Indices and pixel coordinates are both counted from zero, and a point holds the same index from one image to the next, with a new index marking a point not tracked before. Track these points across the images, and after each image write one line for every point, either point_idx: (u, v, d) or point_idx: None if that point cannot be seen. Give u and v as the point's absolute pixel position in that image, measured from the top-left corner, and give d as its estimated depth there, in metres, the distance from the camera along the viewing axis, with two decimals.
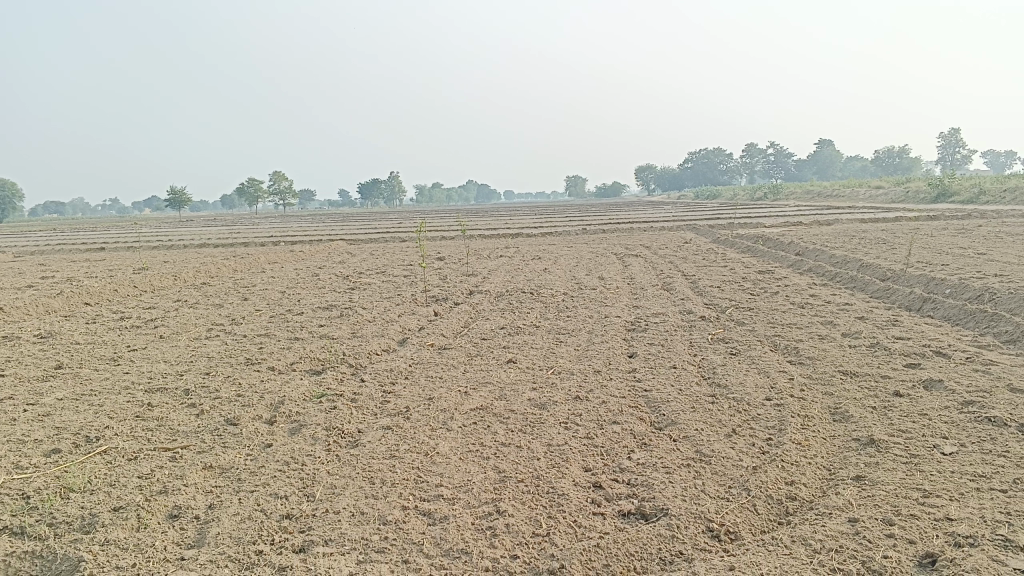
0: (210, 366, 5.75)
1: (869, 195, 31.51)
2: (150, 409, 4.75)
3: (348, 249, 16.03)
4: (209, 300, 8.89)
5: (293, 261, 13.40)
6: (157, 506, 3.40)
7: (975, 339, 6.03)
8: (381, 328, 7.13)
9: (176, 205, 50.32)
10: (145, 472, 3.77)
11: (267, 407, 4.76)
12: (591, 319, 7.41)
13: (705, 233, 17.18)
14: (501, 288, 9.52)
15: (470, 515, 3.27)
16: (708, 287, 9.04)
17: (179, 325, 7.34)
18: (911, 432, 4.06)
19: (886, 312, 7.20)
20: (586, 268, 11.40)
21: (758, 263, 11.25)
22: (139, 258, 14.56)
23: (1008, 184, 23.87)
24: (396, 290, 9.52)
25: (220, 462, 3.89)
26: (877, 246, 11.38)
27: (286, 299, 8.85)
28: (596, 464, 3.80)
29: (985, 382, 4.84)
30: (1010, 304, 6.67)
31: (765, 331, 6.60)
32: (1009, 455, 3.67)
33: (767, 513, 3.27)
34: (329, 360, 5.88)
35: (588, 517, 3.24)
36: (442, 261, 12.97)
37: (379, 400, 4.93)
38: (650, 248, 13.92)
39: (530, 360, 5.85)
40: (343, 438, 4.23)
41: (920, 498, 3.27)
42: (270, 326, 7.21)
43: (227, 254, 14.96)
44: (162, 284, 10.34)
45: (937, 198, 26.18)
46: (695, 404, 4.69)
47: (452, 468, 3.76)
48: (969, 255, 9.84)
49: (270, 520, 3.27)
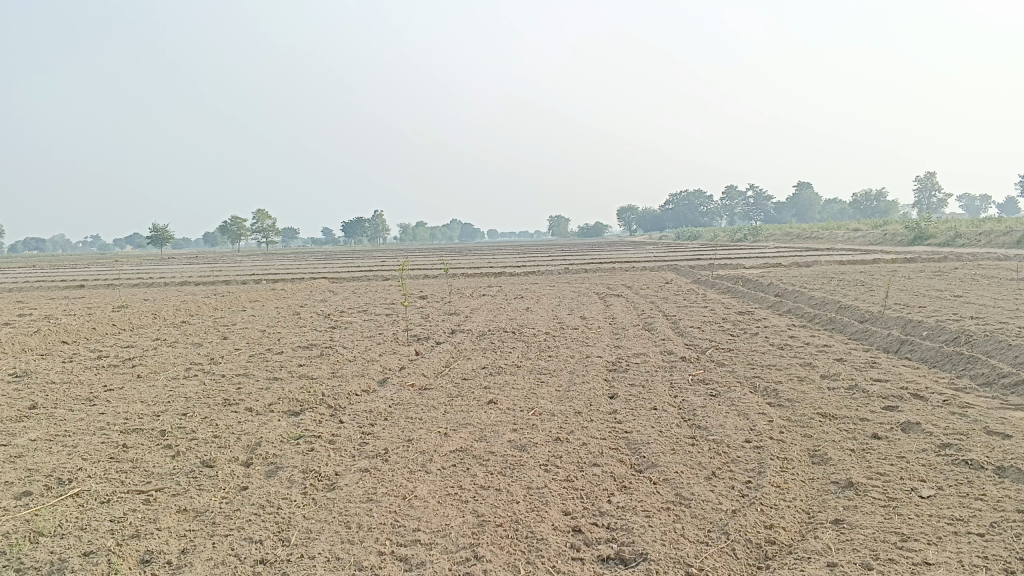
0: (188, 406, 5.69)
1: (848, 237, 31.93)
2: (125, 451, 4.68)
3: (330, 287, 16.01)
4: (188, 339, 8.82)
5: (274, 299, 13.35)
6: (129, 551, 3.34)
7: (952, 381, 6.09)
8: (362, 367, 7.10)
9: (157, 241, 50.06)
10: (117, 515, 3.71)
11: (243, 448, 4.71)
12: (572, 359, 7.42)
13: (686, 273, 17.29)
14: (483, 328, 9.52)
15: (447, 561, 3.23)
16: (689, 328, 9.09)
17: (157, 365, 7.28)
18: (889, 475, 4.07)
19: (864, 354, 7.27)
20: (568, 307, 11.45)
21: (738, 303, 11.35)
22: (117, 296, 14.46)
23: (983, 227, 24.30)
24: (378, 329, 9.50)
25: (195, 506, 3.83)
26: (856, 288, 11.51)
27: (266, 338, 8.80)
28: (576, 507, 3.78)
29: (962, 424, 4.87)
30: (987, 348, 6.75)
31: (744, 372, 6.63)
32: (986, 498, 3.68)
33: (746, 557, 3.26)
34: (308, 401, 5.83)
35: (567, 562, 3.21)
36: (424, 300, 12.98)
37: (358, 442, 4.89)
38: (632, 288, 13.98)
39: (511, 401, 5.84)
40: (320, 481, 4.19)
41: (898, 542, 3.27)
42: (249, 366, 7.16)
43: (207, 292, 14.86)
44: (141, 322, 10.25)
45: (914, 240, 26.57)
46: (674, 446, 4.68)
47: (430, 512, 3.73)
48: (946, 297, 9.97)
49: (243, 565, 3.22)
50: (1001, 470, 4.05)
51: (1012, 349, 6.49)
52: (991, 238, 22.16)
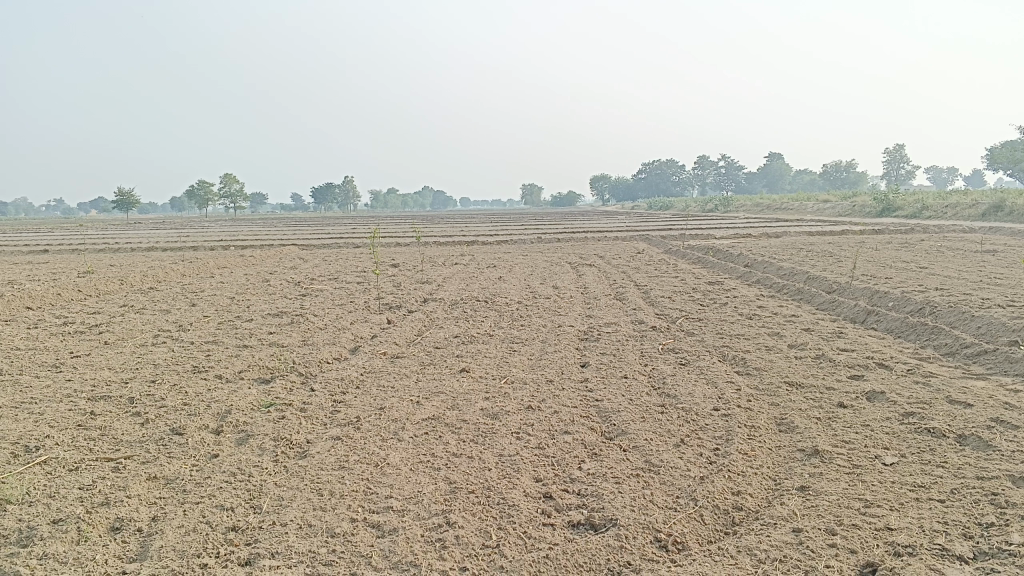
0: (157, 374, 5.63)
1: (818, 208, 32.21)
2: (93, 418, 4.63)
3: (300, 254, 15.86)
4: (156, 305, 8.71)
5: (243, 266, 13.20)
6: (99, 519, 3.32)
7: (916, 352, 6.21)
8: (333, 335, 7.07)
9: (123, 206, 49.21)
10: (86, 482, 3.68)
11: (213, 416, 4.69)
12: (545, 328, 7.45)
13: (657, 243, 17.36)
14: (455, 296, 9.50)
15: (419, 527, 3.25)
16: (660, 298, 9.15)
17: (124, 332, 7.18)
18: (853, 443, 4.15)
19: (831, 324, 7.37)
20: (540, 277, 11.46)
21: (709, 273, 11.44)
22: (83, 261, 14.22)
23: (949, 200, 24.63)
24: (349, 297, 9.45)
25: (165, 473, 3.82)
26: (824, 259, 11.64)
27: (235, 306, 8.71)
28: (547, 474, 3.81)
29: (925, 393, 4.98)
30: (950, 319, 6.87)
31: (713, 341, 6.70)
32: (947, 466, 3.78)
33: (714, 523, 3.31)
34: (278, 369, 5.80)
35: (538, 528, 3.25)
36: (396, 268, 12.92)
37: (330, 410, 4.89)
38: (604, 258, 14.02)
39: (483, 369, 5.85)
40: (291, 449, 4.18)
41: (862, 508, 3.35)
42: (218, 333, 7.10)
43: (175, 258, 14.67)
44: (107, 288, 10.10)
45: (883, 212, 26.88)
46: (645, 414, 4.73)
47: (402, 479, 3.74)
48: (912, 269, 10.12)
49: (215, 532, 3.22)
50: (962, 439, 4.14)
51: (974, 320, 6.63)
52: (957, 211, 22.49)
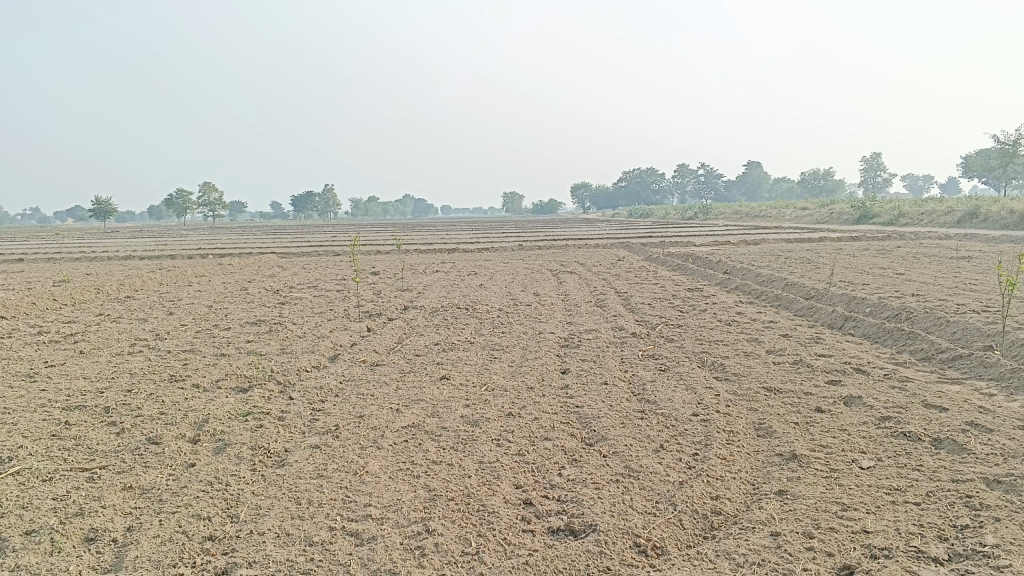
0: (133, 383, 5.57)
1: (796, 215, 32.47)
2: (67, 428, 4.58)
3: (279, 262, 15.78)
4: (133, 314, 8.63)
5: (221, 274, 13.11)
6: (73, 529, 3.27)
7: (892, 356, 6.27)
8: (312, 343, 7.04)
9: (100, 214, 48.73)
10: (60, 493, 3.63)
11: (190, 425, 4.64)
12: (525, 335, 7.45)
13: (637, 251, 17.43)
14: (435, 304, 9.48)
15: (399, 535, 3.24)
16: (640, 305, 9.18)
17: (100, 341, 7.11)
18: (831, 447, 4.18)
19: (809, 330, 7.43)
20: (521, 284, 11.47)
21: (688, 280, 11.51)
22: (59, 270, 14.06)
23: (925, 207, 24.93)
24: (329, 305, 9.41)
25: (141, 483, 3.77)
26: (802, 266, 11.73)
27: (213, 314, 8.65)
28: (527, 480, 3.81)
29: (902, 397, 5.03)
30: (926, 324, 6.95)
31: (693, 347, 6.73)
32: (923, 469, 3.81)
33: (693, 528, 3.32)
34: (256, 377, 5.76)
35: (517, 535, 3.25)
36: (376, 276, 12.88)
37: (309, 418, 4.86)
38: (584, 265, 14.05)
39: (463, 377, 5.84)
40: (269, 458, 4.15)
41: (839, 512, 3.37)
42: (196, 342, 7.04)
43: (152, 267, 14.54)
44: (83, 297, 9.99)
45: (860, 219, 27.15)
46: (624, 420, 4.74)
47: (381, 487, 3.72)
48: (889, 275, 10.23)
49: (191, 542, 3.18)
50: (937, 442, 4.19)
51: (950, 325, 6.70)
52: (933, 218, 22.76)
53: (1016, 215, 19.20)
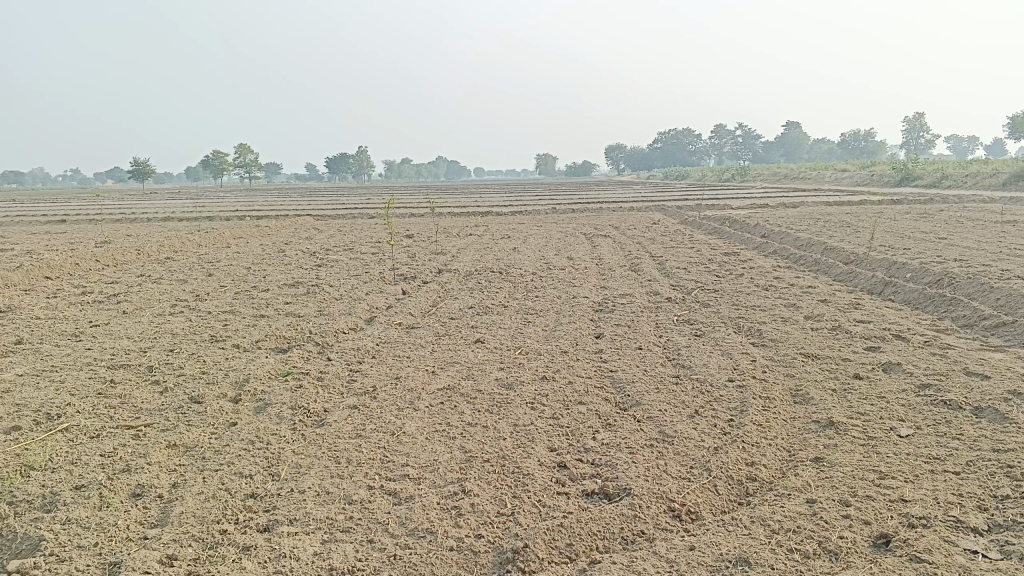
0: (175, 343, 5.68)
1: (835, 177, 31.90)
2: (113, 386, 4.69)
3: (315, 225, 15.87)
4: (173, 275, 8.76)
5: (258, 236, 13.24)
6: (120, 485, 3.37)
7: (933, 323, 6.17)
8: (349, 306, 7.10)
9: (139, 176, 49.30)
10: (107, 450, 3.74)
11: (231, 384, 4.73)
12: (560, 299, 7.45)
13: (673, 214, 17.26)
14: (470, 268, 9.49)
15: (436, 495, 3.28)
16: (675, 269, 9.11)
17: (142, 301, 7.24)
18: (869, 415, 4.15)
19: (848, 295, 7.33)
20: (555, 247, 11.43)
21: (724, 244, 11.40)
22: (100, 231, 14.25)
23: (970, 170, 24.31)
24: (364, 267, 9.46)
25: (185, 441, 3.86)
26: (842, 230, 11.54)
27: (251, 276, 8.75)
28: (561, 444, 3.84)
29: (942, 365, 4.96)
30: (969, 290, 6.83)
31: (729, 312, 6.69)
32: (963, 438, 3.77)
33: (727, 494, 3.33)
34: (295, 338, 5.84)
35: (552, 497, 3.28)
36: (410, 239, 12.91)
37: (346, 379, 4.93)
38: (619, 229, 13.97)
39: (498, 340, 5.87)
40: (309, 417, 4.22)
41: (876, 480, 3.35)
42: (235, 303, 7.14)
43: (190, 228, 14.68)
44: (125, 258, 10.15)
45: (902, 181, 26.57)
46: (659, 385, 4.74)
47: (418, 448, 3.77)
48: (931, 240, 10.03)
49: (234, 498, 3.26)
50: (978, 411, 4.13)
51: (994, 292, 6.58)
52: (977, 181, 22.22)
53: None
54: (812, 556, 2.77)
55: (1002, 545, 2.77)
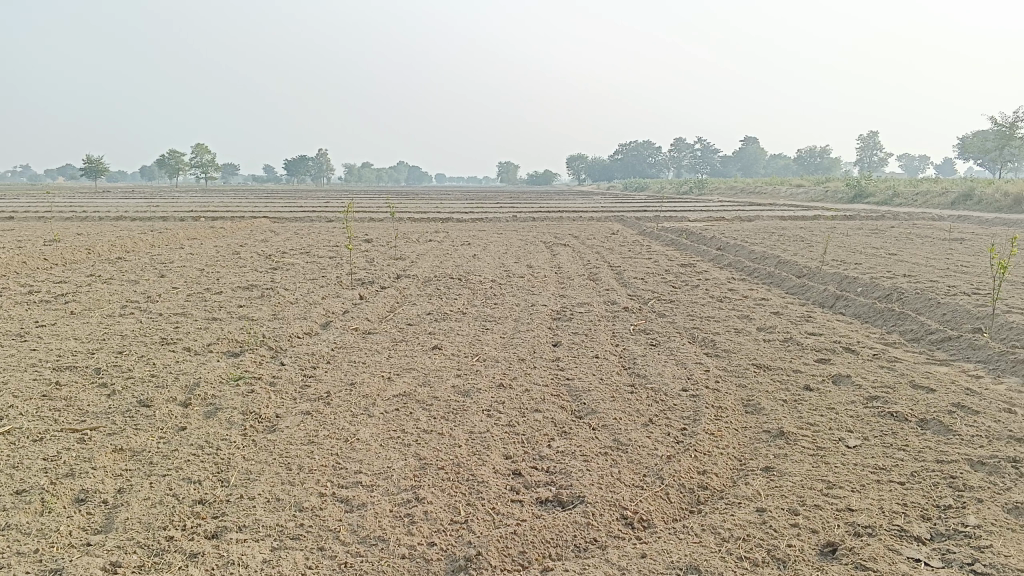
0: (124, 345, 5.57)
1: (791, 193, 32.43)
2: (58, 388, 4.58)
3: (272, 227, 15.68)
4: (124, 276, 8.57)
5: (214, 237, 13.05)
6: (63, 490, 3.28)
7: (882, 336, 6.31)
8: (304, 310, 7.03)
9: (92, 173, 48.31)
10: (50, 454, 3.64)
11: (181, 388, 4.65)
12: (518, 306, 7.46)
13: (632, 225, 17.39)
14: (428, 273, 9.46)
15: (388, 502, 3.26)
16: (633, 279, 9.19)
17: (91, 302, 7.08)
18: (818, 425, 4.22)
19: (800, 308, 7.46)
20: (515, 255, 11.45)
21: (681, 255, 11.52)
22: (50, 229, 13.94)
23: (920, 188, 24.92)
24: (321, 271, 9.38)
25: (132, 445, 3.78)
26: (796, 244, 11.74)
27: (205, 278, 8.61)
28: (516, 451, 3.84)
29: (890, 378, 5.06)
30: (917, 305, 7.00)
31: (684, 323, 6.76)
32: (908, 449, 3.85)
33: (679, 502, 3.36)
34: (248, 342, 5.76)
35: (506, 504, 3.27)
36: (369, 244, 12.83)
37: (300, 384, 4.87)
38: (578, 238, 14.05)
39: (455, 347, 5.85)
40: (260, 423, 4.16)
41: (824, 489, 3.41)
42: (188, 305, 7.02)
43: (144, 228, 14.42)
44: (74, 258, 9.91)
45: (855, 198, 27.12)
46: (614, 393, 4.77)
47: (372, 455, 3.74)
48: (881, 255, 10.25)
49: (182, 505, 3.20)
50: (923, 423, 4.22)
51: (940, 307, 6.75)
52: (927, 200, 22.77)
53: (1009, 199, 19.28)
54: (761, 564, 2.81)
55: (944, 554, 2.83)
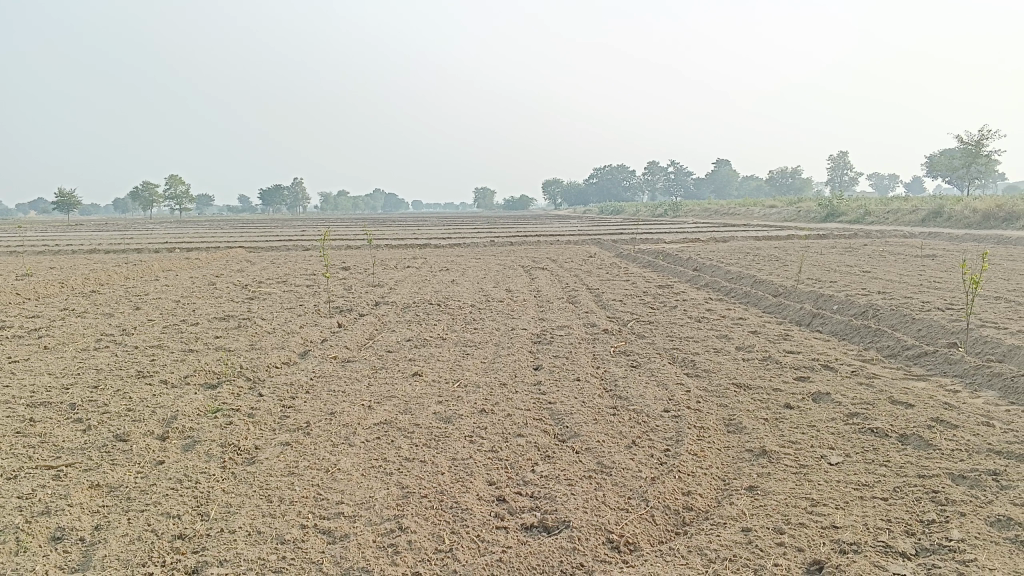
0: (99, 379, 5.49)
1: (764, 213, 32.78)
2: (32, 425, 4.49)
3: (248, 257, 15.59)
4: (99, 309, 8.47)
5: (189, 268, 12.95)
6: (38, 529, 3.21)
7: (860, 353, 6.36)
8: (282, 339, 6.97)
9: (64, 206, 47.89)
10: (25, 492, 3.56)
11: (158, 421, 4.58)
12: (498, 331, 7.45)
13: (609, 247, 17.49)
14: (407, 300, 9.44)
15: (371, 533, 3.22)
16: (612, 301, 9.22)
17: (65, 336, 6.99)
18: (800, 443, 4.23)
19: (778, 327, 7.51)
20: (493, 280, 11.46)
21: (658, 277, 11.59)
22: (22, 263, 13.78)
23: (891, 206, 25.31)
24: (299, 300, 9.32)
25: (108, 481, 3.71)
26: (771, 264, 11.85)
27: (181, 309, 8.53)
28: (500, 477, 3.81)
29: (869, 394, 5.10)
30: (892, 321, 7.07)
31: (664, 344, 6.78)
32: (890, 465, 3.87)
33: (665, 524, 3.35)
34: (226, 373, 5.70)
35: (491, 531, 3.24)
36: (346, 272, 12.80)
37: (279, 415, 4.82)
38: (556, 261, 14.10)
39: (436, 373, 5.83)
40: (240, 455, 4.11)
41: (808, 507, 3.41)
42: (163, 337, 6.94)
43: (118, 261, 14.29)
44: (48, 291, 9.80)
45: (827, 217, 27.50)
46: (597, 416, 4.77)
47: (354, 485, 3.70)
48: (856, 273, 10.37)
49: (161, 540, 3.14)
50: (903, 438, 4.25)
51: (915, 323, 6.83)
52: (898, 218, 23.14)
53: (978, 215, 19.63)
54: None
55: (930, 569, 2.84)
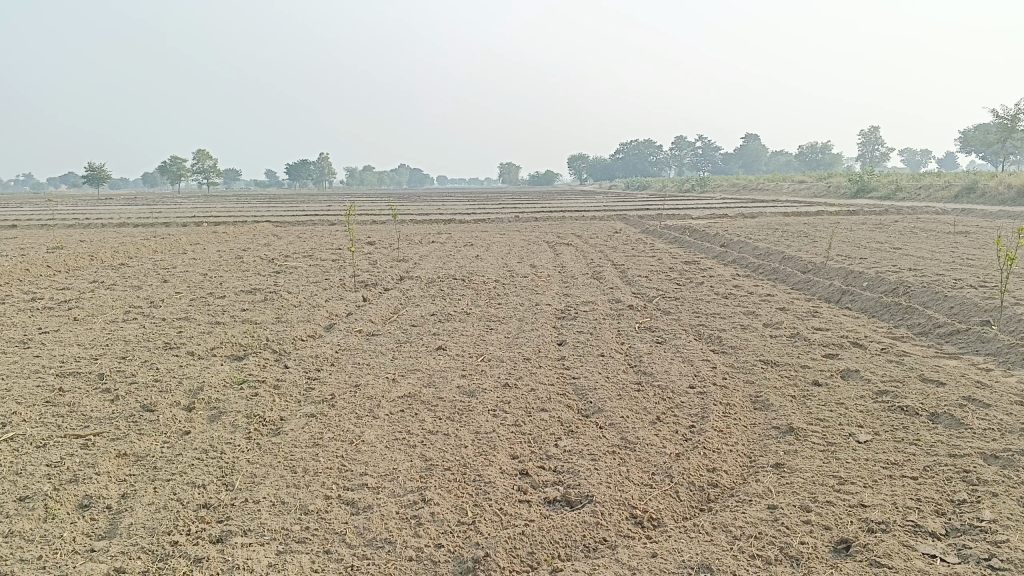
0: (126, 350, 5.54)
1: (794, 189, 32.33)
2: (61, 394, 4.55)
3: (274, 231, 15.66)
4: (127, 282, 8.54)
5: (215, 242, 13.01)
6: (66, 496, 3.25)
7: (890, 330, 6.26)
8: (307, 313, 6.99)
9: (95, 181, 48.35)
10: (54, 460, 3.61)
11: (185, 393, 4.62)
12: (522, 306, 7.42)
13: (635, 223, 17.37)
14: (431, 275, 9.42)
15: (395, 504, 3.22)
16: (637, 277, 9.15)
17: (94, 307, 7.06)
18: (828, 421, 4.18)
19: (806, 303, 7.42)
20: (518, 255, 11.41)
21: (685, 253, 11.48)
22: (53, 237, 13.91)
23: (924, 182, 24.84)
24: (324, 274, 9.35)
25: (135, 450, 3.75)
26: (800, 240, 11.69)
27: (208, 282, 8.58)
28: (523, 451, 3.80)
29: (899, 372, 5.02)
30: (924, 298, 6.95)
31: (690, 320, 6.71)
32: (920, 443, 3.81)
33: (689, 500, 3.32)
34: (251, 346, 5.73)
35: (514, 505, 3.24)
36: (372, 246, 12.81)
37: (304, 387, 4.83)
38: (582, 237, 14.00)
39: (460, 347, 5.82)
40: (265, 426, 4.13)
41: (836, 485, 3.37)
42: (190, 310, 6.99)
43: (146, 234, 14.40)
44: (77, 264, 9.91)
45: (858, 193, 27.07)
46: (621, 392, 4.73)
47: (377, 457, 3.71)
48: (887, 249, 10.19)
49: (186, 509, 3.17)
50: (934, 417, 4.18)
51: (947, 300, 6.70)
52: (930, 193, 22.73)
53: (1012, 191, 19.22)
54: (773, 562, 2.76)
55: (960, 549, 2.79)
